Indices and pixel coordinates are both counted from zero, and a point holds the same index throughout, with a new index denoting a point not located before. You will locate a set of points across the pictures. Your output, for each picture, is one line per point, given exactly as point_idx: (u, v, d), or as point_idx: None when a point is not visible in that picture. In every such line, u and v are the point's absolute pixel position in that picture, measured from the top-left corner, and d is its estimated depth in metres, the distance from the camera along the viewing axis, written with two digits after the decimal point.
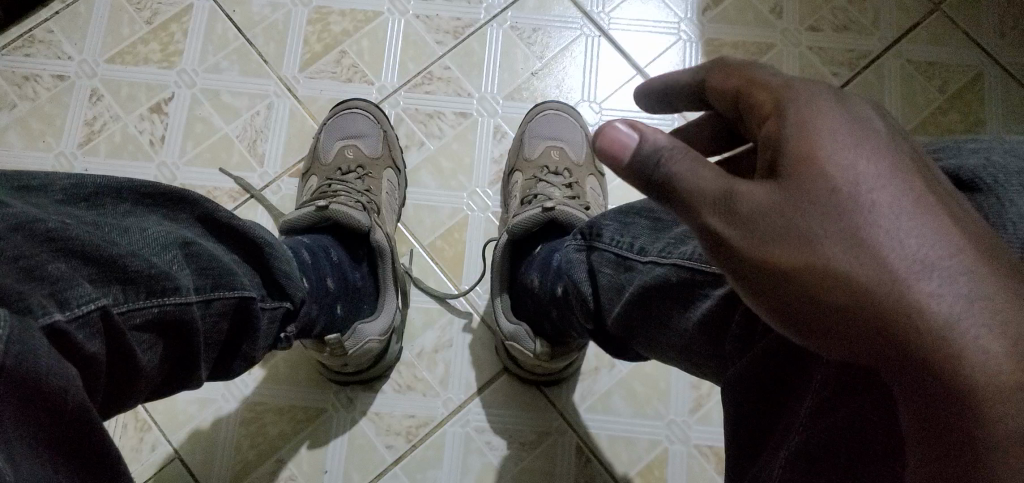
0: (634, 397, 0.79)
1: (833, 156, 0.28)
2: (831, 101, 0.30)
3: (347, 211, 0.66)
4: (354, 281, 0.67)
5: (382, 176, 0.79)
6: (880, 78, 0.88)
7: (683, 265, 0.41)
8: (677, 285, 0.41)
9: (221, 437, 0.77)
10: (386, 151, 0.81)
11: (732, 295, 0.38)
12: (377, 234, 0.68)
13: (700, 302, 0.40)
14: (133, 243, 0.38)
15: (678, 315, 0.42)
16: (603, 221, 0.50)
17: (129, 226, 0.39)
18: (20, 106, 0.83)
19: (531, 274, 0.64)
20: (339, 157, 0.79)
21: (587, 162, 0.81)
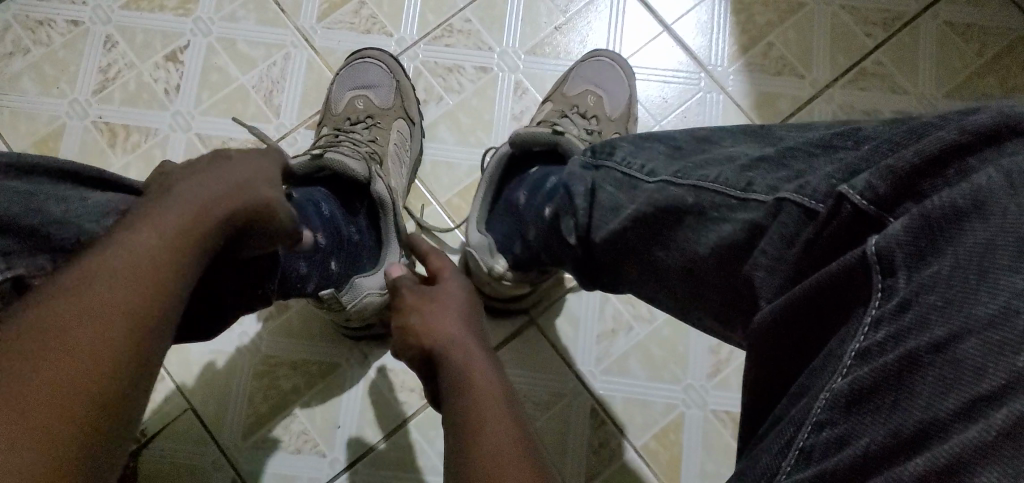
0: (651, 360, 0.78)
1: (450, 299, 0.53)
2: (460, 290, 0.55)
3: (342, 162, 0.64)
4: (348, 233, 0.64)
5: (390, 127, 0.77)
6: (916, 40, 0.85)
7: (701, 186, 0.42)
8: (691, 205, 0.42)
9: (234, 390, 0.77)
10: (398, 102, 0.79)
11: (756, 225, 0.37)
12: (378, 184, 0.65)
13: (716, 225, 0.40)
14: (105, 206, 0.39)
15: (685, 234, 0.43)
16: (619, 142, 0.53)
17: (84, 193, 0.40)
18: (35, 52, 0.82)
19: (520, 194, 0.68)
20: (350, 108, 0.78)
21: (621, 117, 0.79)
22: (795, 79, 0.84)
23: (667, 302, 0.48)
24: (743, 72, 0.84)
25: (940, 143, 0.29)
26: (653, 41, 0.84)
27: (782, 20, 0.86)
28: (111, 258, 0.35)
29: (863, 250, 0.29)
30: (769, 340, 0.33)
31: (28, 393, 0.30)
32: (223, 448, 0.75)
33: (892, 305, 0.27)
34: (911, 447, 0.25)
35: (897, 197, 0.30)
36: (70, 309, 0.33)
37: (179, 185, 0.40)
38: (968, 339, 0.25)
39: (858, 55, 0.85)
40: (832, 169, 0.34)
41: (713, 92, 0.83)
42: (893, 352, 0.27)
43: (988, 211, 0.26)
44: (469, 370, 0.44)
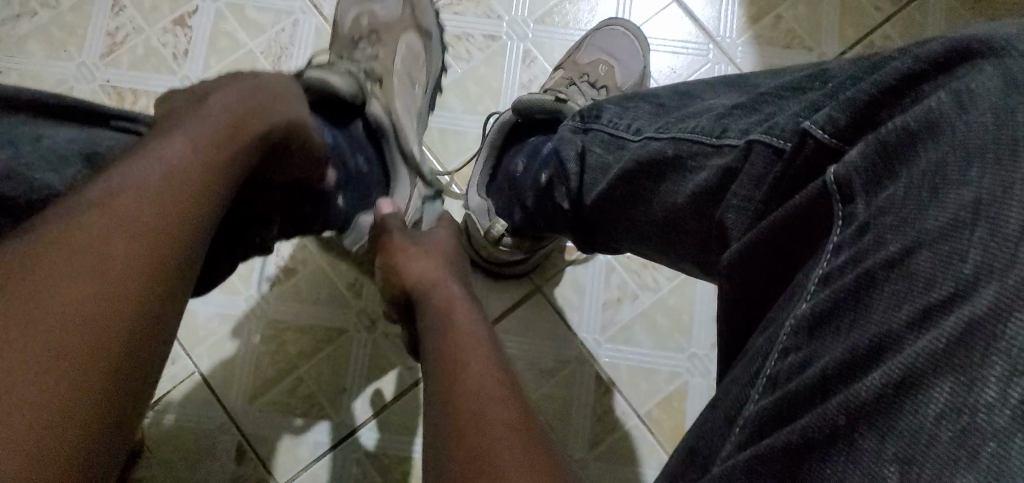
0: (655, 329, 0.78)
1: (432, 241, 0.54)
2: (447, 238, 0.56)
3: (326, 80, 0.55)
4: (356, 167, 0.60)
5: (396, 42, 0.72)
6: (925, 14, 0.85)
7: (680, 138, 0.44)
8: (669, 158, 0.45)
9: (241, 355, 0.77)
10: (406, 14, 0.75)
11: (729, 170, 0.39)
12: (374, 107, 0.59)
13: (694, 174, 0.42)
14: (66, 151, 0.40)
15: (668, 188, 0.45)
16: (604, 104, 0.55)
17: (45, 131, 0.40)
18: (42, 15, 0.82)
19: (518, 160, 0.69)
20: (355, 25, 0.74)
21: (632, 87, 0.80)
22: (803, 52, 0.84)
23: (661, 251, 0.50)
24: (752, 43, 0.84)
25: (897, 72, 0.30)
26: (662, 10, 0.84)
27: None
28: (116, 194, 0.35)
29: (825, 179, 0.30)
30: (742, 276, 0.35)
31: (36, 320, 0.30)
32: (229, 411, 0.75)
33: (852, 229, 0.29)
34: (867, 359, 0.25)
35: (857, 128, 0.31)
36: (74, 248, 0.33)
37: (207, 104, 0.42)
38: (918, 251, 0.26)
39: (867, 28, 0.85)
40: (799, 108, 0.36)
41: (721, 64, 0.83)
42: (852, 271, 0.28)
43: (939, 132, 0.27)
44: (449, 307, 0.45)
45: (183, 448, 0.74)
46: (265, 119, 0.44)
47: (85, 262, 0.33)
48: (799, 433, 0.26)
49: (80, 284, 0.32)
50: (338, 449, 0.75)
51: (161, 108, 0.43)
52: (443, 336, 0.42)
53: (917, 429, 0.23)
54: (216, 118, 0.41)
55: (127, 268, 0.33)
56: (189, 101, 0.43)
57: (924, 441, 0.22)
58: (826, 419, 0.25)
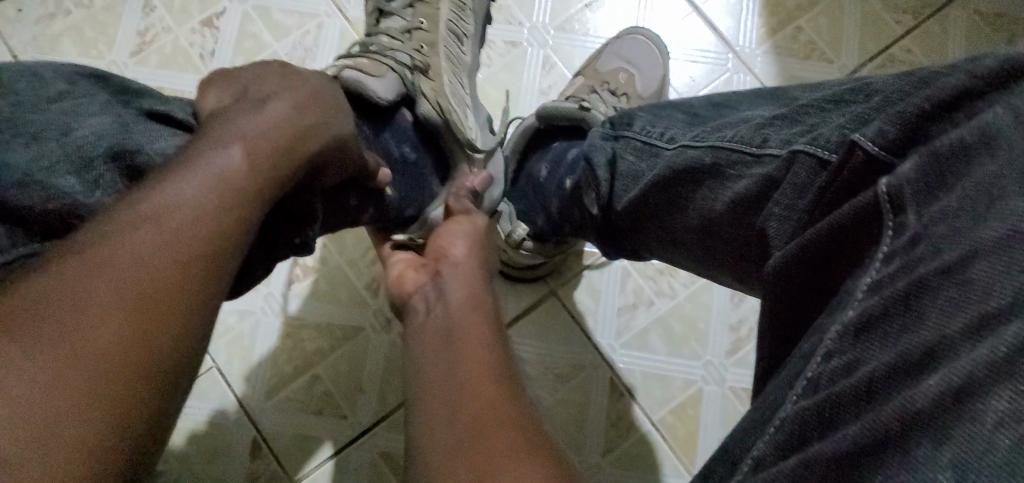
0: (671, 336, 0.79)
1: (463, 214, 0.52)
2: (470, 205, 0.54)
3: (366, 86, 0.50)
4: (398, 152, 0.55)
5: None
6: (946, 28, 0.85)
7: (719, 147, 0.45)
8: (707, 167, 0.46)
9: (259, 351, 0.78)
10: None
11: (772, 178, 0.41)
12: (424, 104, 0.56)
13: (734, 183, 0.44)
14: (91, 149, 0.34)
15: (707, 197, 0.46)
16: (637, 112, 0.57)
17: (74, 119, 0.34)
18: (75, 13, 0.83)
19: (541, 166, 0.70)
20: None
21: (652, 96, 0.80)
22: (824, 63, 0.85)
23: (692, 261, 0.51)
24: (771, 53, 0.85)
25: (951, 89, 0.32)
26: (683, 18, 0.85)
27: (812, 5, 0.86)
28: (121, 238, 0.31)
29: (876, 190, 0.31)
30: (783, 284, 0.36)
31: (61, 326, 0.28)
32: (244, 405, 0.76)
33: (902, 239, 0.30)
34: (920, 364, 0.26)
35: (904, 142, 0.33)
36: (61, 304, 0.29)
37: (265, 106, 0.38)
38: (975, 261, 0.27)
39: (887, 40, 0.85)
40: (843, 120, 0.38)
41: (740, 74, 0.84)
42: (903, 279, 0.29)
43: (996, 148, 0.29)
44: (463, 280, 0.45)
45: (197, 443, 0.75)
46: (317, 120, 0.40)
47: (71, 325, 0.28)
48: (848, 435, 0.26)
49: (73, 348, 0.28)
50: (351, 448, 0.75)
51: (218, 91, 0.39)
52: (454, 309, 0.42)
53: (974, 437, 0.23)
54: (267, 131, 0.37)
55: (124, 338, 0.29)
56: (234, 98, 0.38)
57: (982, 448, 0.23)
58: (877, 424, 0.25)
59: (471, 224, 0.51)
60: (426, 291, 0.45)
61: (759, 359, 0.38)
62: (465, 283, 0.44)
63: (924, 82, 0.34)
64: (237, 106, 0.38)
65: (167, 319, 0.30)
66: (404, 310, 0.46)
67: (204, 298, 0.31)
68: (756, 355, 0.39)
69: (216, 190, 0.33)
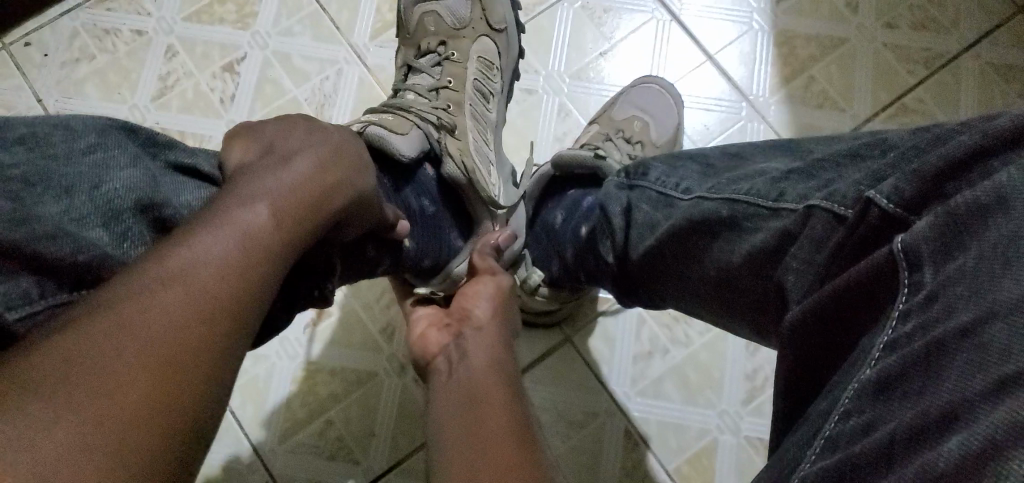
0: (686, 384, 0.78)
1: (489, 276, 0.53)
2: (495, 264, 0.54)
3: (389, 144, 0.51)
4: (417, 204, 0.55)
5: (469, 58, 0.69)
6: (958, 79, 0.86)
7: (735, 199, 0.45)
8: (723, 219, 0.46)
9: (272, 394, 0.77)
10: (478, 14, 0.71)
11: (788, 233, 0.41)
12: (449, 164, 0.56)
13: (749, 236, 0.44)
14: (121, 201, 0.35)
15: (723, 249, 0.46)
16: (651, 162, 0.57)
17: (104, 172, 0.35)
18: (100, 58, 0.85)
19: (556, 213, 0.70)
20: (422, 26, 0.72)
21: (665, 144, 0.81)
22: (836, 113, 0.85)
23: (709, 313, 0.51)
24: (784, 103, 0.85)
25: (963, 148, 0.32)
26: (696, 68, 0.86)
27: (824, 54, 0.87)
28: (148, 295, 0.30)
29: (892, 248, 0.32)
30: (801, 341, 0.36)
31: (83, 371, 0.28)
32: (256, 448, 0.76)
33: (919, 298, 0.30)
34: (938, 424, 0.26)
35: (922, 201, 0.33)
36: (87, 360, 0.28)
37: (292, 162, 0.38)
38: (993, 322, 0.27)
39: (899, 91, 0.86)
40: (859, 177, 0.37)
41: (754, 122, 0.84)
42: (922, 339, 0.29)
43: (1012, 208, 0.29)
44: (491, 345, 0.45)
45: None
46: (342, 175, 0.40)
47: (96, 383, 0.28)
48: None
49: (97, 408, 0.27)
50: None
51: (245, 138, 0.40)
52: (481, 372, 0.42)
53: None
54: (297, 186, 0.37)
55: (149, 399, 0.28)
56: (259, 154, 0.39)
57: None
58: None
59: (495, 285, 0.52)
60: (449, 353, 0.45)
61: (780, 415, 0.38)
62: (488, 348, 0.44)
63: (938, 139, 0.34)
64: (263, 160, 0.38)
65: (188, 381, 0.29)
66: (428, 371, 0.46)
67: (225, 359, 0.31)
68: (776, 410, 0.39)
69: (242, 248, 0.33)
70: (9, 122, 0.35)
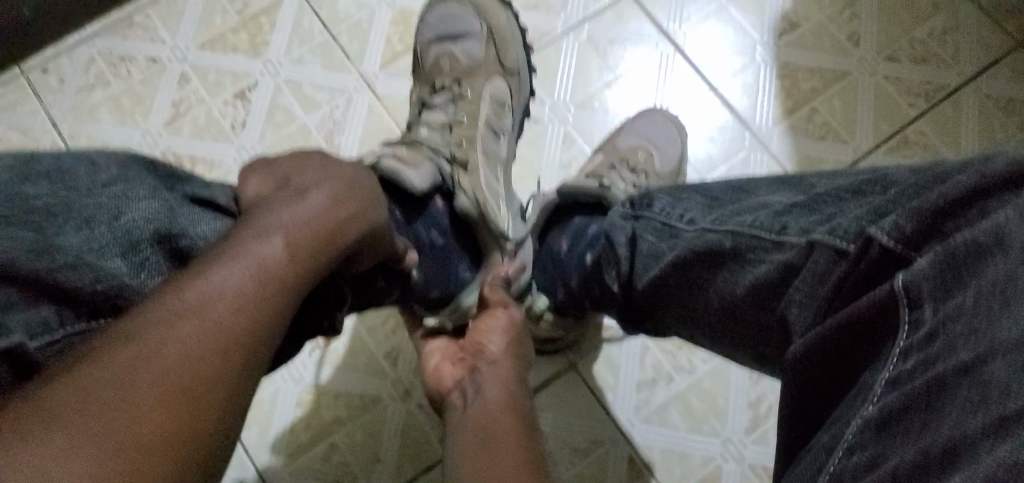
0: (690, 412, 0.79)
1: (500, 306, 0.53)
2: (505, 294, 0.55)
3: (400, 174, 0.52)
4: (427, 237, 0.56)
5: (481, 97, 0.71)
6: (958, 111, 0.87)
7: (738, 231, 0.46)
8: (728, 251, 0.47)
9: (278, 418, 0.78)
10: (490, 55, 0.74)
11: (791, 265, 0.41)
12: (462, 198, 0.58)
13: (753, 268, 0.45)
14: (139, 233, 0.36)
15: (728, 280, 0.47)
16: (656, 194, 0.58)
17: (124, 203, 0.36)
18: (114, 85, 0.87)
19: (561, 241, 0.71)
20: (437, 68, 0.74)
21: (668, 175, 0.82)
22: (838, 144, 0.86)
23: (713, 345, 0.52)
24: (787, 134, 0.87)
25: (963, 186, 0.32)
26: (700, 99, 0.87)
27: (826, 87, 0.89)
28: (167, 325, 0.31)
29: (892, 285, 0.33)
30: (803, 374, 0.37)
31: (111, 401, 0.29)
32: (262, 472, 0.76)
33: (919, 335, 0.31)
34: (942, 461, 0.27)
35: (922, 237, 0.33)
36: (108, 389, 0.29)
37: (306, 196, 0.39)
38: (993, 360, 0.28)
39: (900, 123, 0.87)
40: (861, 212, 0.38)
41: (757, 152, 0.86)
42: (922, 376, 0.30)
43: (1009, 247, 0.30)
44: (503, 378, 0.46)
45: None
46: (355, 208, 0.41)
47: (127, 413, 0.29)
48: None
49: (116, 437, 0.28)
50: None
51: (259, 175, 0.41)
52: (495, 404, 0.43)
53: None
54: (311, 219, 0.38)
55: (166, 429, 0.29)
56: (275, 187, 0.40)
57: None
58: None
59: (508, 320, 0.52)
60: (463, 389, 0.46)
61: (782, 444, 0.39)
62: (502, 382, 0.45)
63: (938, 177, 0.35)
64: (277, 195, 0.39)
65: (213, 412, 0.31)
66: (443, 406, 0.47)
67: (238, 389, 0.32)
68: (779, 439, 0.39)
69: (258, 280, 0.34)
70: (36, 153, 0.37)
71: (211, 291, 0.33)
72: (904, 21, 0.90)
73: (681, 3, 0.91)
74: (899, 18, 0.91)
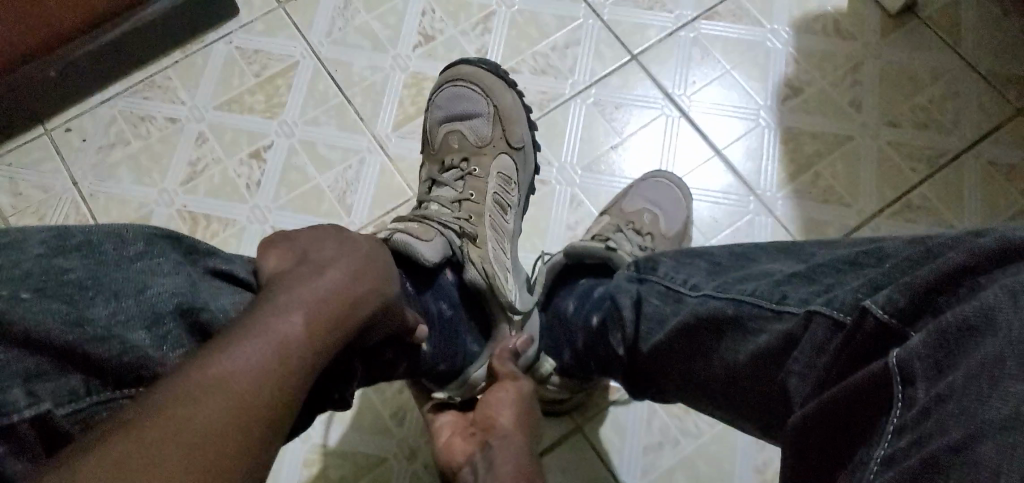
0: (695, 475, 0.79)
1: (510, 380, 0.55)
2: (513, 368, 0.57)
3: (411, 246, 0.54)
4: (435, 309, 0.57)
5: (489, 174, 0.73)
6: (961, 177, 0.88)
7: (739, 299, 0.47)
8: (729, 318, 0.48)
9: (285, 476, 0.78)
10: (498, 133, 0.76)
11: (791, 336, 0.42)
12: (472, 270, 0.60)
13: (753, 337, 0.46)
14: (163, 306, 0.37)
15: (730, 348, 0.48)
16: (661, 258, 0.59)
17: (150, 277, 0.38)
18: (134, 144, 0.90)
19: (568, 301, 0.72)
20: (446, 145, 0.76)
21: (675, 238, 0.84)
22: (842, 208, 0.88)
23: (717, 413, 0.53)
24: (791, 197, 0.88)
25: (952, 264, 0.34)
26: (705, 161, 0.89)
27: (829, 151, 0.90)
28: (194, 399, 0.32)
29: (888, 362, 0.34)
30: (806, 445, 0.38)
31: (137, 468, 0.29)
32: None
33: (912, 412, 0.32)
34: None
35: (914, 313, 0.35)
36: (136, 460, 0.30)
37: (327, 271, 0.41)
38: (981, 442, 0.28)
39: (903, 188, 0.88)
40: (857, 285, 0.39)
41: (761, 215, 0.87)
42: (915, 454, 0.30)
43: (998, 327, 0.31)
44: (515, 451, 0.47)
45: None
46: (372, 285, 0.43)
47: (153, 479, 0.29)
48: None
49: None
50: None
51: (284, 249, 0.43)
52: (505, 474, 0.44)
53: None
54: (331, 295, 0.40)
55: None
56: (295, 263, 0.42)
57: None
58: None
59: (515, 392, 0.54)
60: (474, 463, 0.47)
61: None
62: (513, 459, 0.46)
63: (931, 254, 0.36)
64: (300, 270, 0.41)
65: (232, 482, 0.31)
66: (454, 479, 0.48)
67: (256, 465, 0.33)
68: None
69: (278, 357, 0.35)
70: (69, 227, 0.38)
71: (234, 363, 0.34)
72: (905, 88, 0.92)
73: (685, 68, 0.93)
74: (900, 85, 0.93)
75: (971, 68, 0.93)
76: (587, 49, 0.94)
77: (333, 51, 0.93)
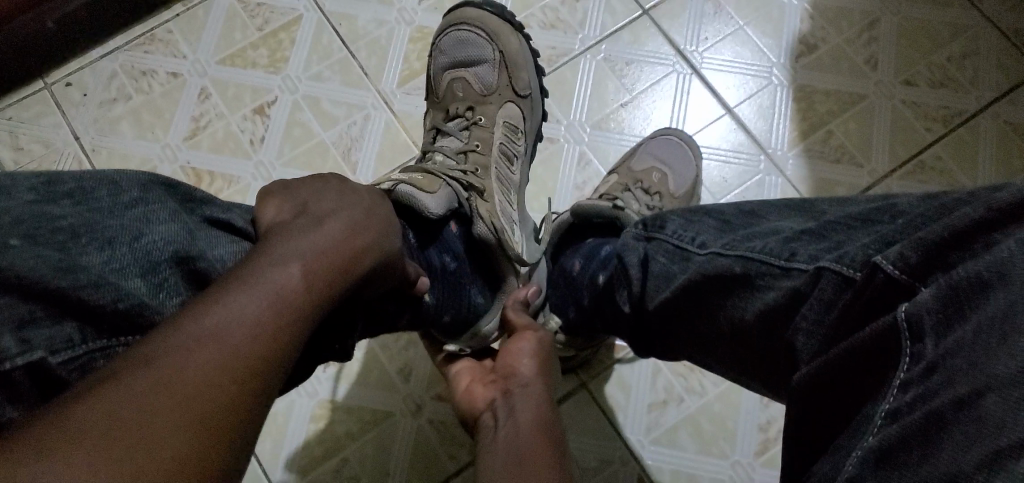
0: (699, 434, 0.78)
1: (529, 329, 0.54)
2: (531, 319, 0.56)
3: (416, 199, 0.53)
4: (439, 262, 0.58)
5: (495, 122, 0.72)
6: (976, 138, 0.86)
7: (746, 256, 0.46)
8: (736, 276, 0.47)
9: (290, 431, 0.79)
10: (503, 82, 0.74)
11: (799, 293, 0.41)
12: (480, 225, 0.58)
13: (760, 294, 0.45)
14: (158, 254, 0.37)
15: (738, 304, 0.47)
16: (668, 216, 0.58)
17: (145, 226, 0.37)
18: (136, 98, 0.89)
19: (574, 261, 0.71)
20: (450, 92, 0.75)
21: (683, 196, 0.83)
22: (854, 168, 0.86)
23: (722, 371, 0.52)
24: (803, 157, 0.86)
25: (968, 219, 0.32)
26: (715, 120, 0.88)
27: (843, 111, 0.89)
28: (187, 349, 0.32)
29: (896, 316, 0.33)
30: (809, 398, 0.37)
31: (128, 415, 0.29)
32: None
33: (919, 368, 0.31)
34: None
35: (925, 267, 0.33)
36: (129, 409, 0.29)
37: (326, 224, 0.40)
38: (988, 396, 0.28)
39: (916, 148, 0.87)
40: (868, 241, 0.38)
41: (772, 175, 0.86)
42: (920, 409, 0.30)
43: (1010, 280, 0.29)
44: (533, 400, 0.46)
45: None
46: (372, 240, 0.42)
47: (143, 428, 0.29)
48: None
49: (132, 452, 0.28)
50: None
51: (280, 202, 0.42)
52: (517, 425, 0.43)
53: None
54: (329, 249, 0.39)
55: (188, 455, 0.29)
56: (295, 214, 0.41)
57: None
58: None
59: (535, 341, 0.53)
60: (495, 410, 0.47)
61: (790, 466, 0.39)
62: (530, 406, 0.45)
63: (947, 210, 0.35)
64: (297, 221, 0.40)
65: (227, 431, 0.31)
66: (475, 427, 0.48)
67: (255, 415, 0.32)
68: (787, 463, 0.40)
69: (276, 309, 0.35)
70: (60, 174, 0.38)
71: (228, 313, 0.33)
72: (923, 46, 0.90)
73: (697, 24, 0.91)
74: (918, 42, 0.91)
75: (992, 25, 0.90)
76: (597, 3, 0.91)
77: (338, 4, 0.91)
